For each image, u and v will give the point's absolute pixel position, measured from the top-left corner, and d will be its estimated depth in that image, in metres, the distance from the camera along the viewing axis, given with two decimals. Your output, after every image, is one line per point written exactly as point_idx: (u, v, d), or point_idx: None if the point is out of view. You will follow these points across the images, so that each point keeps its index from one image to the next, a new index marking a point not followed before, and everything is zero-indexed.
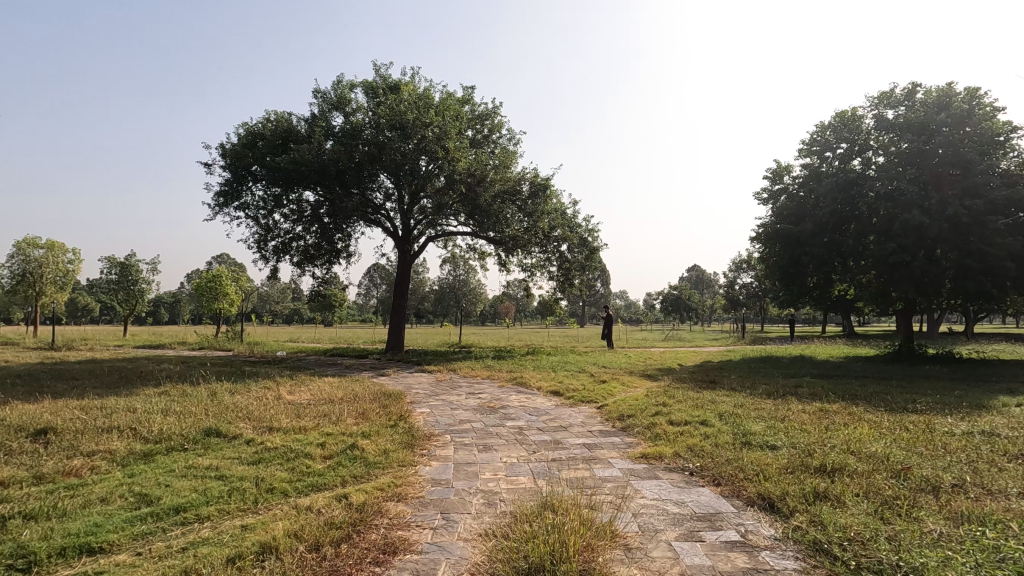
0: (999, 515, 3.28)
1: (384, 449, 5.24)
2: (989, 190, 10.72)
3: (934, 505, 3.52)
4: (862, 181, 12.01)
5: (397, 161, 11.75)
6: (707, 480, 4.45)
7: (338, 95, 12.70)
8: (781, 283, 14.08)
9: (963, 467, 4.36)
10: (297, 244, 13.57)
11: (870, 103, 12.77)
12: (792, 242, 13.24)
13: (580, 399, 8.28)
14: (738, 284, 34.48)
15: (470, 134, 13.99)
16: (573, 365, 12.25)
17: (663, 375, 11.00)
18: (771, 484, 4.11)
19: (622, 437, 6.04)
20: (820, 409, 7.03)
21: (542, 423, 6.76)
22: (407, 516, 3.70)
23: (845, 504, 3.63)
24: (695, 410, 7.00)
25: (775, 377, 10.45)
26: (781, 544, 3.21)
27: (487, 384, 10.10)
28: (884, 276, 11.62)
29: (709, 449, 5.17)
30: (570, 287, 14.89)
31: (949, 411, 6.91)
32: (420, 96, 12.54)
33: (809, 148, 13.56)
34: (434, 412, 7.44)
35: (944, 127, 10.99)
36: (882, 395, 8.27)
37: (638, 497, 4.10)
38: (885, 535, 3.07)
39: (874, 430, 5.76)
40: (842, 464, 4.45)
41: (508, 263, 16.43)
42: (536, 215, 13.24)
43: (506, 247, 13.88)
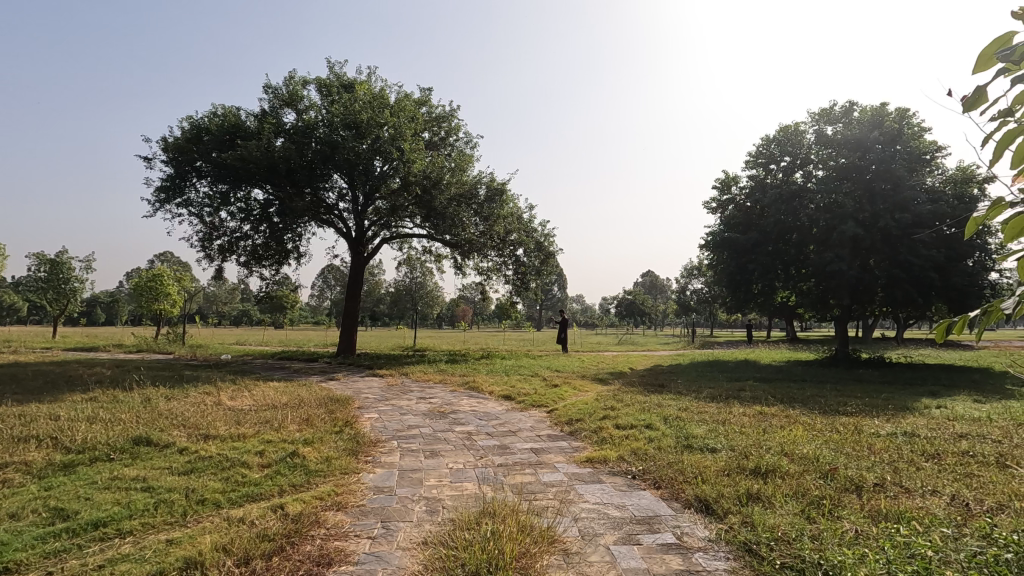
0: (912, 513, 3.47)
1: (326, 456, 5.10)
2: (916, 204, 11.42)
3: (856, 505, 3.71)
4: (802, 193, 12.58)
5: (351, 160, 11.53)
6: (648, 483, 4.54)
7: (289, 91, 12.36)
8: (728, 289, 14.55)
9: (885, 467, 4.62)
10: (245, 244, 13.10)
11: (811, 119, 13.38)
12: (739, 251, 13.76)
13: (531, 403, 8.32)
14: (690, 290, 35.69)
15: (427, 136, 13.88)
16: (527, 368, 12.29)
17: (614, 379, 11.18)
18: (708, 486, 4.23)
19: (568, 441, 6.10)
20: (759, 412, 7.30)
21: (491, 428, 6.76)
22: (345, 526, 3.61)
23: (775, 505, 3.78)
24: (641, 414, 7.15)
25: (720, 381, 10.78)
26: (714, 545, 3.32)
27: (439, 388, 10.00)
28: (823, 284, 12.17)
29: (652, 452, 5.28)
30: (526, 291, 14.92)
31: (876, 414, 7.31)
32: (376, 96, 12.38)
33: (755, 160, 14.10)
34: (382, 417, 7.32)
35: (877, 144, 11.66)
36: (818, 398, 8.66)
37: (580, 501, 4.14)
38: (808, 534, 3.20)
39: (808, 433, 6.03)
40: (776, 466, 4.62)
41: (464, 267, 16.41)
42: (491, 219, 13.23)
43: (461, 251, 13.83)
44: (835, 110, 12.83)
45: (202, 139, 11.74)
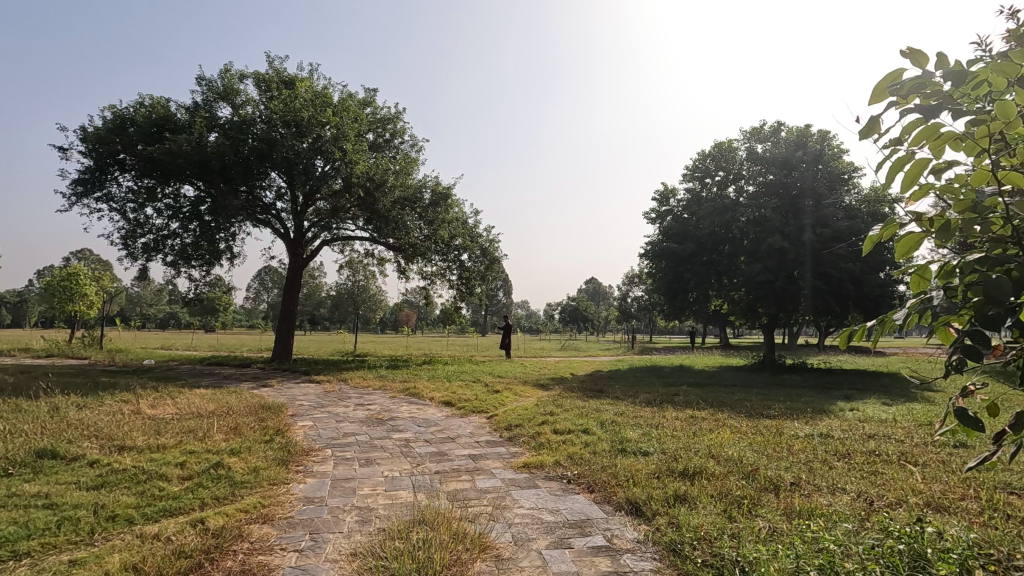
0: (822, 510, 3.71)
1: (254, 466, 4.89)
2: (835, 220, 12.25)
3: (773, 503, 3.93)
4: (734, 207, 13.27)
5: (290, 159, 11.17)
6: (583, 487, 4.64)
7: (225, 84, 11.82)
8: (666, 297, 15.08)
9: (802, 467, 4.93)
10: (173, 243, 12.41)
11: (743, 137, 14.14)
12: (676, 260, 14.31)
13: (471, 409, 8.30)
14: (631, 297, 36.75)
15: (371, 138, 13.64)
16: (469, 374, 12.26)
17: (555, 384, 11.30)
18: (639, 489, 4.36)
19: (507, 447, 6.13)
20: (690, 416, 7.60)
21: (430, 435, 6.68)
22: (270, 539, 3.48)
23: (700, 505, 3.93)
24: (578, 419, 7.28)
25: (656, 386, 11.14)
26: (641, 546, 3.42)
27: (378, 394, 9.79)
28: (752, 293, 12.82)
29: (587, 457, 5.39)
30: (470, 296, 14.84)
31: (797, 416, 7.77)
32: (318, 94, 12.06)
33: (692, 173, 14.73)
34: (317, 425, 7.09)
35: (801, 163, 12.46)
36: (745, 402, 9.11)
37: (516, 506, 4.17)
38: (728, 533, 3.37)
39: (734, 435, 6.33)
40: (701, 467, 4.83)
41: (408, 271, 16.21)
42: (436, 223, 13.09)
43: (405, 254, 13.64)
44: (765, 130, 13.61)
45: (126, 130, 11.04)
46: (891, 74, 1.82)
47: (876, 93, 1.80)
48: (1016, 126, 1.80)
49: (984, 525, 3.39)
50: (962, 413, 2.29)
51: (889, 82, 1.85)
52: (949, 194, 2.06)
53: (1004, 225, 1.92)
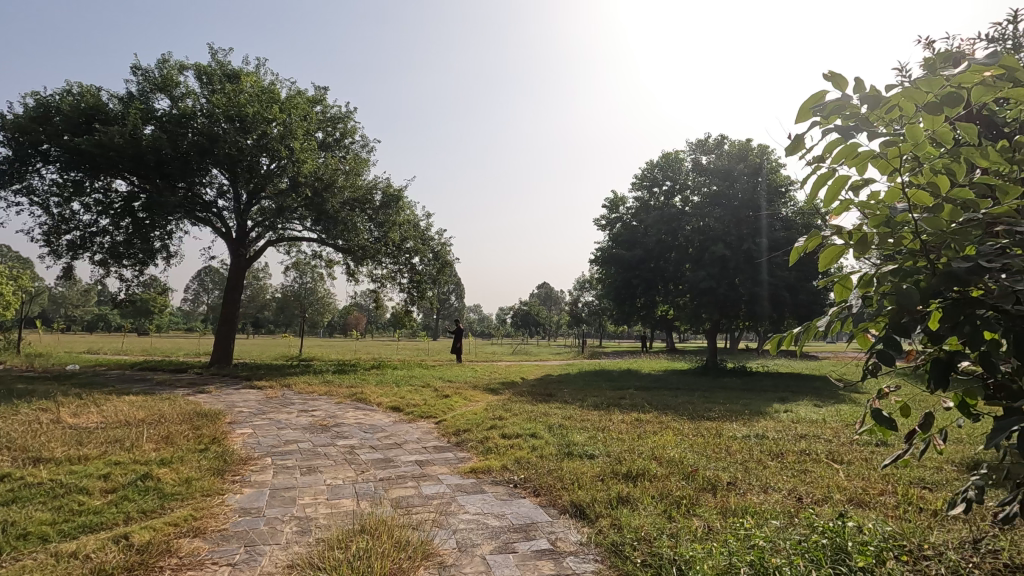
0: (754, 508, 3.88)
1: (186, 477, 4.65)
2: (773, 231, 12.86)
3: (710, 503, 4.07)
4: (680, 216, 13.74)
5: (233, 156, 10.77)
6: (528, 491, 4.66)
7: (163, 75, 11.24)
8: (614, 302, 15.40)
9: (738, 467, 5.14)
10: (102, 241, 11.68)
11: (689, 148, 14.69)
12: (625, 266, 14.67)
13: (419, 414, 8.19)
14: (582, 302, 37.34)
15: (320, 137, 13.29)
16: (418, 379, 12.10)
17: (505, 388, 11.33)
18: (583, 492, 4.42)
19: (454, 452, 6.09)
20: (635, 419, 7.78)
21: (376, 441, 6.56)
22: (202, 553, 3.31)
23: (641, 507, 4.03)
24: (527, 423, 7.31)
25: (604, 390, 11.33)
26: (584, 548, 3.47)
27: (324, 400, 9.51)
28: (696, 299, 13.28)
29: (534, 461, 5.43)
30: (421, 300, 14.67)
31: (735, 418, 8.10)
32: (264, 90, 11.64)
33: (641, 182, 15.17)
34: (256, 432, 6.82)
35: (742, 175, 13.05)
36: (688, 405, 9.41)
37: (461, 512, 4.14)
38: (667, 532, 3.47)
39: (675, 437, 6.54)
40: (644, 469, 4.96)
41: (357, 273, 15.90)
42: (386, 226, 12.89)
43: (354, 257, 13.34)
44: (709, 142, 14.19)
45: (51, 118, 10.32)
46: (816, 95, 1.96)
47: (802, 113, 1.93)
48: (924, 148, 1.97)
49: (899, 518, 3.63)
50: (878, 415, 2.45)
51: (814, 103, 1.99)
52: (868, 209, 2.21)
53: (914, 239, 2.08)
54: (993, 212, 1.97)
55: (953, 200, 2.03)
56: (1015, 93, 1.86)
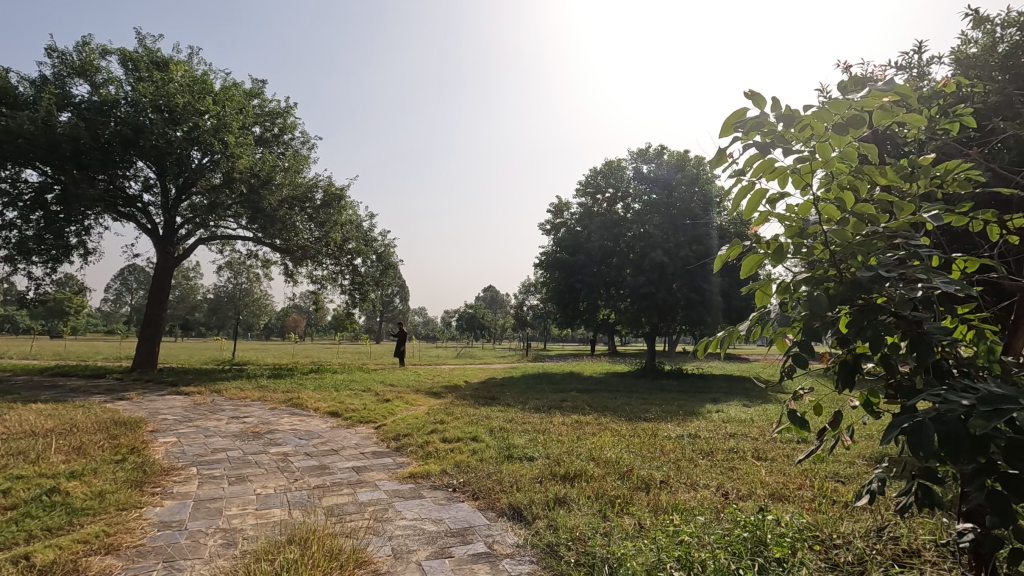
0: (683, 505, 4.03)
1: (99, 490, 4.33)
2: (708, 238, 13.43)
3: (642, 501, 4.21)
4: (622, 223, 14.17)
5: (160, 148, 10.17)
6: (467, 494, 4.65)
7: (81, 59, 10.47)
8: (558, 306, 15.62)
9: (670, 466, 5.34)
10: (8, 235, 10.73)
11: (631, 157, 15.17)
12: (568, 271, 14.93)
13: (358, 419, 8.00)
14: (527, 306, 37.67)
15: (257, 132, 12.75)
16: (359, 383, 11.80)
17: (448, 392, 11.24)
18: (521, 494, 4.45)
19: (393, 457, 5.99)
20: (576, 421, 7.92)
21: (312, 448, 6.36)
22: (114, 572, 3.09)
23: (577, 507, 4.11)
24: (468, 427, 7.29)
25: (546, 392, 11.48)
26: (520, 550, 3.49)
27: (256, 406, 9.10)
28: (636, 304, 13.68)
29: (474, 464, 5.42)
30: (363, 302, 14.35)
31: (671, 418, 8.40)
32: (196, 80, 11.06)
33: (584, 189, 15.51)
34: (181, 441, 6.45)
35: (680, 185, 13.59)
36: (626, 406, 9.68)
37: (397, 518, 4.08)
38: (600, 531, 3.55)
39: (613, 438, 6.72)
40: (581, 470, 5.04)
41: (296, 274, 15.39)
42: (327, 225, 12.54)
43: (292, 257, 12.87)
44: (650, 152, 14.72)
45: None
46: (737, 111, 2.08)
47: (724, 129, 2.05)
48: (832, 164, 2.12)
49: (814, 510, 3.87)
50: (793, 414, 2.62)
51: (736, 120, 2.11)
52: (785, 220, 2.36)
53: (824, 250, 2.24)
54: (891, 227, 2.15)
55: (857, 215, 2.21)
56: (908, 118, 2.04)
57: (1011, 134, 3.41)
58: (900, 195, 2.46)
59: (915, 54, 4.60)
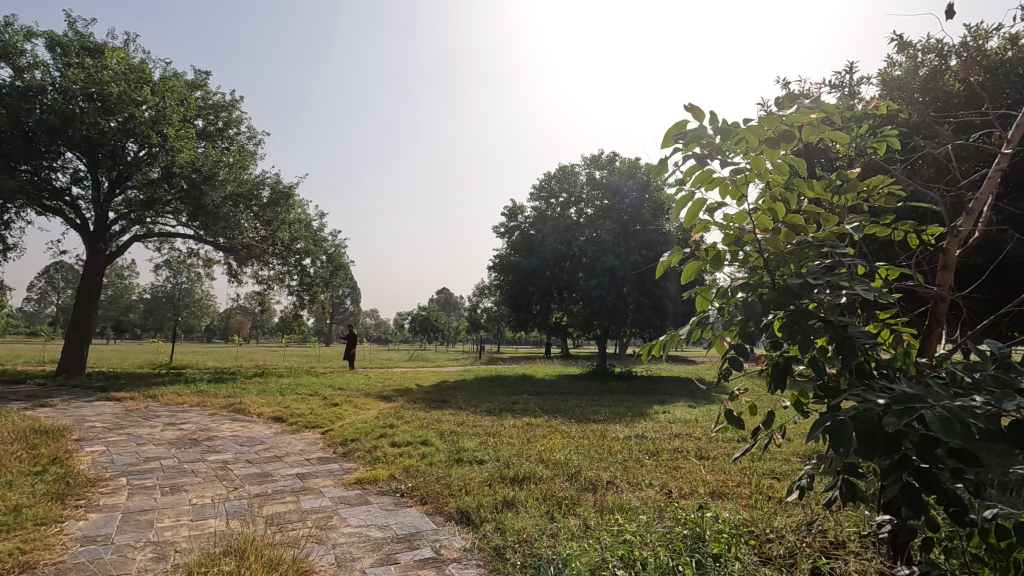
0: (628, 504, 4.13)
1: (14, 504, 4.02)
2: (658, 244, 13.82)
3: (589, 501, 4.27)
4: (575, 228, 14.41)
5: (92, 138, 9.58)
6: (415, 499, 4.59)
7: (3, 41, 9.73)
8: (511, 309, 15.67)
9: (618, 466, 5.45)
10: None
11: (585, 163, 15.45)
12: (522, 274, 15.02)
13: (304, 424, 7.77)
14: (480, 309, 37.60)
15: (199, 125, 12.19)
16: (306, 387, 11.46)
17: (398, 396, 11.07)
18: (470, 498, 4.43)
19: (340, 463, 5.85)
20: (527, 423, 7.96)
21: (253, 454, 6.13)
22: None
23: (525, 509, 4.13)
24: (418, 431, 7.20)
25: (498, 395, 11.48)
26: (467, 554, 3.48)
27: (194, 412, 8.68)
28: (588, 307, 13.91)
29: (423, 468, 5.36)
30: (311, 304, 13.95)
31: (619, 420, 8.57)
32: (133, 68, 10.49)
33: (538, 193, 15.66)
34: (110, 450, 6.08)
35: (631, 191, 13.96)
36: (577, 408, 9.81)
37: (342, 525, 3.98)
38: (547, 533, 3.59)
39: (563, 440, 6.79)
40: (531, 473, 5.07)
41: (240, 274, 14.82)
42: (274, 224, 12.13)
43: (236, 256, 12.38)
44: (602, 158, 15.03)
45: None
46: (678, 123, 2.15)
47: (665, 140, 2.13)
48: (765, 176, 2.23)
49: (750, 506, 4.04)
50: (730, 414, 2.72)
51: (676, 132, 2.19)
52: (723, 229, 2.46)
53: (758, 258, 2.35)
54: (818, 237, 2.28)
55: (788, 225, 2.33)
56: (833, 135, 2.17)
57: (927, 152, 3.66)
58: (829, 207, 2.60)
59: (847, 74, 4.88)
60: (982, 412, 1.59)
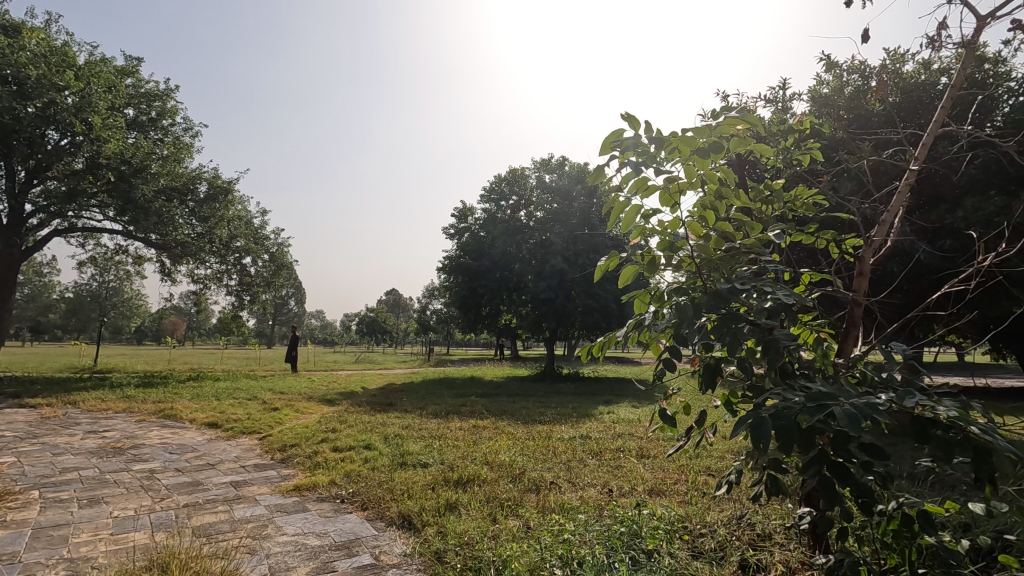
0: (569, 504, 4.19)
1: None
2: (605, 247, 14.14)
3: (531, 502, 4.31)
4: (525, 230, 14.56)
5: (5, 124, 8.87)
6: (356, 505, 4.49)
7: None
8: (460, 311, 15.60)
9: (561, 466, 5.52)
10: None
11: (535, 166, 15.63)
12: (471, 275, 14.99)
13: (240, 430, 7.46)
14: (429, 311, 37.21)
15: (130, 114, 11.52)
16: (244, 392, 11.00)
17: (342, 399, 10.83)
18: (412, 502, 4.38)
19: (277, 470, 5.65)
20: (473, 426, 7.94)
21: (184, 462, 5.83)
22: None
23: (467, 512, 4.12)
24: (361, 435, 7.06)
25: (445, 398, 11.41)
26: (406, 560, 3.44)
27: (119, 419, 8.17)
28: (538, 310, 14.06)
29: (365, 473, 5.25)
30: (251, 304, 13.41)
31: (565, 421, 8.69)
32: (55, 51, 9.79)
33: (489, 195, 15.69)
34: (21, 461, 5.63)
35: (580, 195, 14.26)
36: (523, 410, 9.88)
37: (278, 534, 3.85)
38: (488, 535, 3.59)
39: (509, 441, 6.83)
40: (474, 475, 5.07)
41: (174, 273, 14.08)
42: (212, 221, 11.60)
43: (169, 254, 11.74)
44: (552, 162, 15.26)
45: None
46: (615, 131, 2.21)
47: (602, 146, 2.18)
48: (698, 183, 2.31)
49: (685, 503, 4.19)
50: (664, 414, 2.81)
51: (613, 139, 2.24)
52: (658, 235, 2.53)
53: (690, 262, 2.43)
54: (745, 244, 2.39)
55: (719, 231, 2.43)
56: (757, 147, 2.29)
57: (848, 166, 3.91)
58: (758, 217, 2.73)
59: (779, 89, 5.15)
60: (885, 408, 1.70)
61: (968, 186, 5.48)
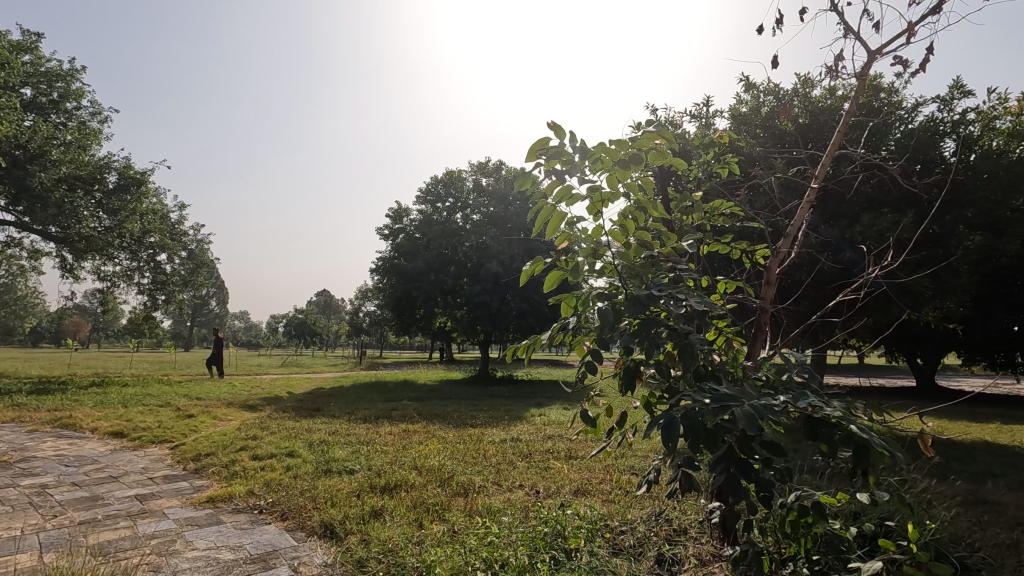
0: (495, 506, 4.22)
1: None
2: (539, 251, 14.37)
3: (459, 506, 4.30)
4: (461, 233, 14.52)
5: None
6: (275, 515, 4.30)
7: None
8: (393, 313, 15.21)
9: (491, 469, 5.54)
10: None
11: (471, 169, 15.66)
12: (406, 277, 14.64)
13: (150, 439, 6.96)
14: (361, 313, 36.26)
15: (27, 94, 10.50)
16: (155, 397, 10.26)
17: (265, 404, 10.34)
18: (335, 510, 4.25)
19: (190, 480, 5.31)
20: (403, 430, 7.81)
21: (83, 475, 5.36)
22: None
23: (393, 518, 4.05)
24: (284, 441, 6.77)
25: (375, 401, 11.15)
26: (327, 569, 3.33)
27: (7, 429, 7.40)
28: (473, 313, 14.04)
29: (286, 481, 5.04)
30: (165, 305, 12.54)
31: (496, 423, 8.72)
32: None
33: (425, 197, 15.43)
34: None
35: (515, 200, 14.46)
36: (455, 413, 9.82)
37: (187, 549, 3.62)
38: (413, 541, 3.55)
39: (439, 445, 6.77)
40: (402, 480, 4.98)
41: (78, 269, 12.94)
42: (122, 215, 10.71)
43: (71, 249, 10.76)
44: (489, 166, 15.34)
45: None
46: (541, 139, 2.26)
47: (528, 153, 2.22)
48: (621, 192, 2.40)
49: (608, 501, 4.32)
50: (587, 415, 2.87)
51: (540, 147, 2.30)
52: (582, 241, 2.60)
53: (613, 268, 2.51)
54: (663, 252, 2.50)
55: (639, 240, 2.52)
56: (675, 161, 2.41)
57: (762, 181, 4.16)
58: (677, 226, 2.87)
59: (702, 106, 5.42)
60: (780, 409, 1.83)
61: (865, 203, 6.02)
